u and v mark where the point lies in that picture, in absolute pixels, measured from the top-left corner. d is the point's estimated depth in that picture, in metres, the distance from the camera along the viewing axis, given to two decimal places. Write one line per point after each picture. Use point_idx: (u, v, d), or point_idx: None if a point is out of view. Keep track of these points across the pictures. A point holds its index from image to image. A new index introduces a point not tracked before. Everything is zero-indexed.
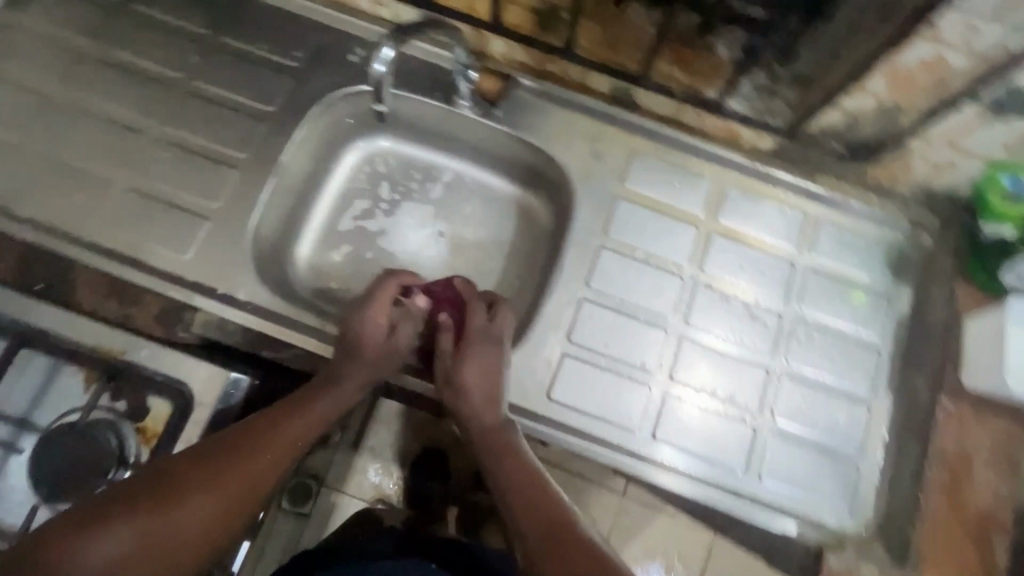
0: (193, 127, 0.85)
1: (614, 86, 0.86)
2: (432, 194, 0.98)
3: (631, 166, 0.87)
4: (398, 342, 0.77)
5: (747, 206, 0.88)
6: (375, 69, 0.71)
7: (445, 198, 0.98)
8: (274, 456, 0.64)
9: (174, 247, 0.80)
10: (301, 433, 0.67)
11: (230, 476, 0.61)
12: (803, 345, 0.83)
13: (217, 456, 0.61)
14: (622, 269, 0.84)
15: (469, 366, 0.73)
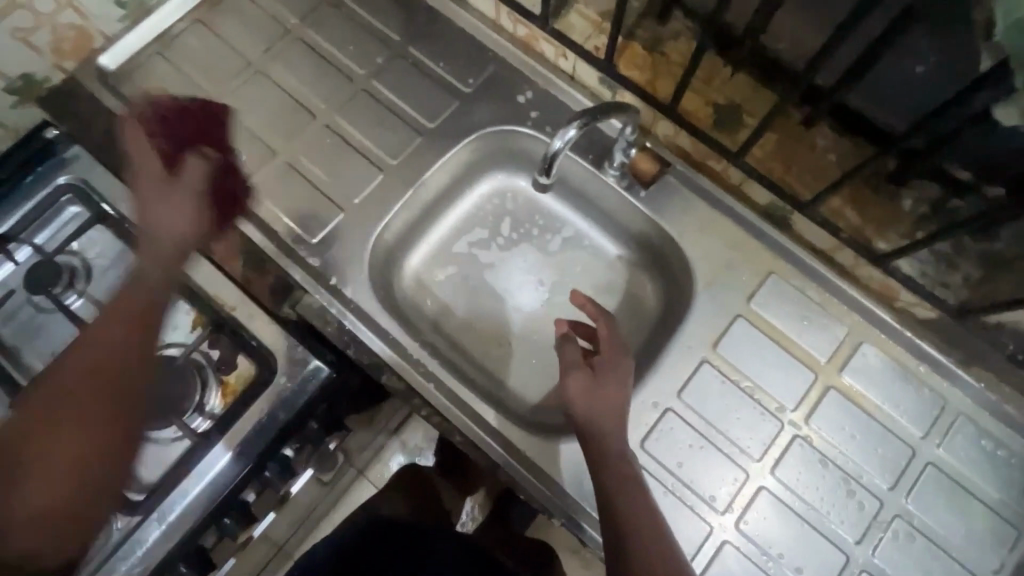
0: (358, 121, 0.90)
1: (771, 203, 0.81)
2: (549, 244, 0.98)
3: (760, 288, 0.82)
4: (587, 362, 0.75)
5: (878, 370, 0.79)
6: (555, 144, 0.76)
7: (560, 252, 0.97)
8: (78, 415, 0.55)
9: (307, 228, 0.85)
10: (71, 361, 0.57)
11: (35, 403, 0.56)
12: (898, 545, 0.73)
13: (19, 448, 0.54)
14: (720, 392, 0.78)
15: (603, 395, 0.71)
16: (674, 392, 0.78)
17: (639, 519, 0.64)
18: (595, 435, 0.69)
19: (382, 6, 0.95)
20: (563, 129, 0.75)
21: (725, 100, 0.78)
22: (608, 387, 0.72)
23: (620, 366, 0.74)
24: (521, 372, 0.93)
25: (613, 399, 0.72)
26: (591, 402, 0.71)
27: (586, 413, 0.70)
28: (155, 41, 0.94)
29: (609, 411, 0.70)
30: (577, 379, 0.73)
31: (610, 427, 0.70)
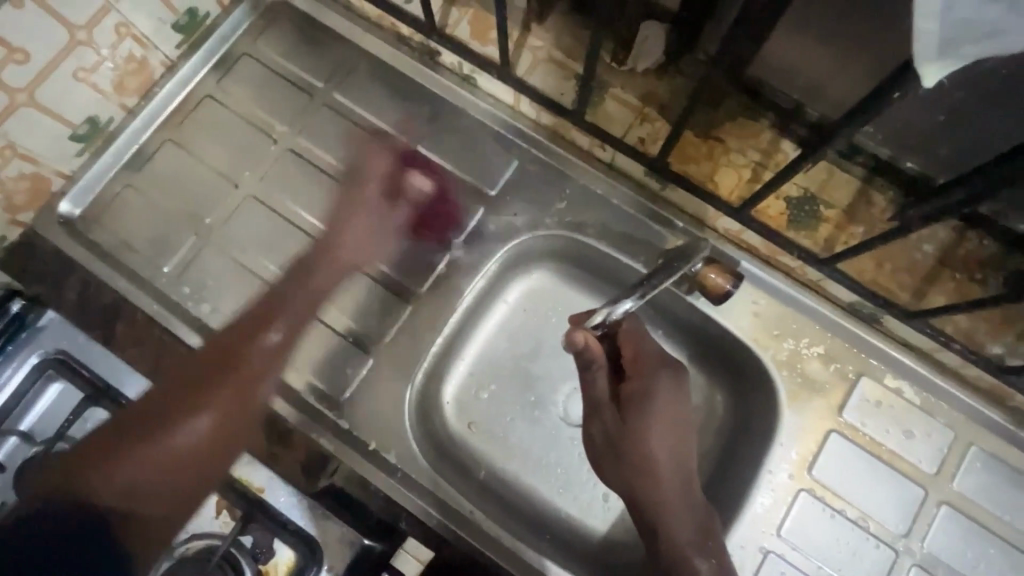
0: (373, 246, 0.79)
1: (856, 301, 0.71)
2: None
3: (850, 396, 0.73)
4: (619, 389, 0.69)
5: (992, 476, 0.71)
6: (622, 307, 0.68)
7: None
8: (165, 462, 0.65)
9: (333, 381, 0.75)
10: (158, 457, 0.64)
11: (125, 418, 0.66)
12: None
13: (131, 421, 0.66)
14: (821, 522, 0.70)
15: (645, 448, 0.64)
16: (774, 529, 0.70)
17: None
18: (650, 510, 0.63)
19: (383, 103, 0.83)
20: (614, 302, 0.68)
21: (800, 191, 0.69)
22: (642, 440, 0.65)
23: (660, 382, 0.68)
24: (584, 502, 0.82)
25: (656, 432, 0.65)
26: (626, 473, 0.65)
27: (629, 461, 0.65)
28: (123, 170, 0.80)
29: (646, 442, 0.64)
30: (606, 450, 0.67)
31: (668, 500, 0.63)
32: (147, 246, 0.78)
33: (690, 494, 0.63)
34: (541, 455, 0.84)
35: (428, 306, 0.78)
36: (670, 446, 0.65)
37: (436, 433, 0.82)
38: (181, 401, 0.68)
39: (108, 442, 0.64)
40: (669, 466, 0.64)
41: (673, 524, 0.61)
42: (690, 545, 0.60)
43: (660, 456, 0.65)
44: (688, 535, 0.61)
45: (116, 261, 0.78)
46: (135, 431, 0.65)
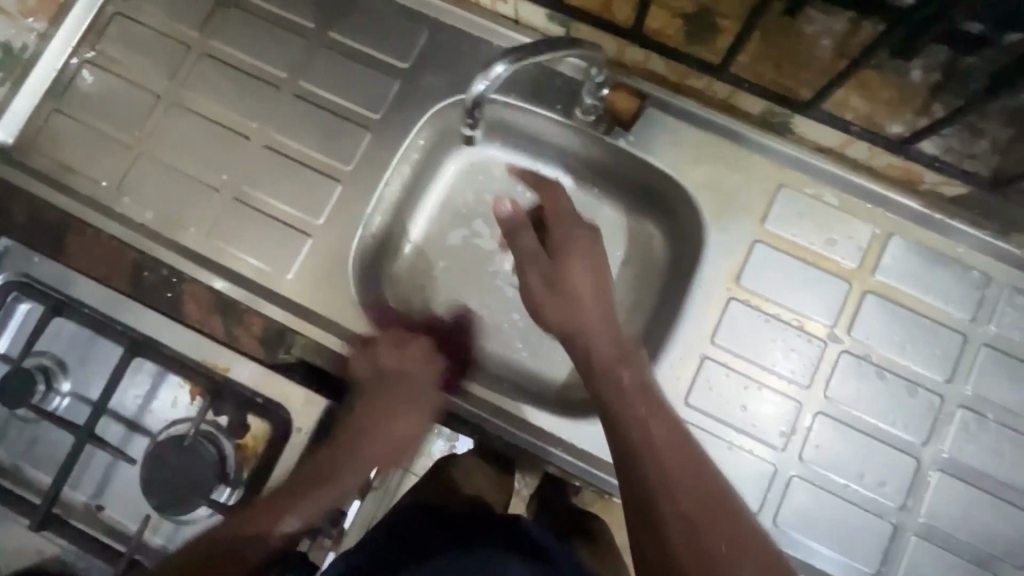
0: (297, 134, 0.80)
1: (768, 111, 0.73)
2: None
3: (773, 205, 0.76)
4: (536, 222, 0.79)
5: (912, 261, 0.74)
6: (477, 86, 0.65)
7: None
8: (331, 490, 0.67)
9: (278, 265, 0.78)
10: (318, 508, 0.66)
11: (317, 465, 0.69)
12: (965, 434, 0.71)
13: (336, 458, 0.69)
14: (752, 324, 0.74)
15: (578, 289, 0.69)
16: (707, 337, 0.74)
17: (653, 435, 0.57)
18: (561, 302, 0.69)
19: None
20: (487, 69, 0.64)
21: (693, 7, 0.65)
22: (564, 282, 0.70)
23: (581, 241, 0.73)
24: (543, 353, 0.87)
25: (562, 236, 0.74)
26: (538, 277, 0.72)
27: (562, 296, 0.70)
28: (48, 96, 0.82)
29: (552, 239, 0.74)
30: (529, 257, 0.74)
31: (574, 287, 0.70)
32: (83, 165, 0.81)
33: (598, 296, 0.69)
34: (497, 320, 0.88)
35: (356, 182, 0.79)
36: (585, 289, 0.69)
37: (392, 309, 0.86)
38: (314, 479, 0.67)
39: (303, 480, 0.67)
40: (570, 267, 0.71)
41: (582, 314, 0.68)
42: (594, 329, 0.66)
43: (571, 255, 0.72)
44: (593, 323, 0.67)
45: (58, 184, 0.80)
46: (370, 394, 0.74)
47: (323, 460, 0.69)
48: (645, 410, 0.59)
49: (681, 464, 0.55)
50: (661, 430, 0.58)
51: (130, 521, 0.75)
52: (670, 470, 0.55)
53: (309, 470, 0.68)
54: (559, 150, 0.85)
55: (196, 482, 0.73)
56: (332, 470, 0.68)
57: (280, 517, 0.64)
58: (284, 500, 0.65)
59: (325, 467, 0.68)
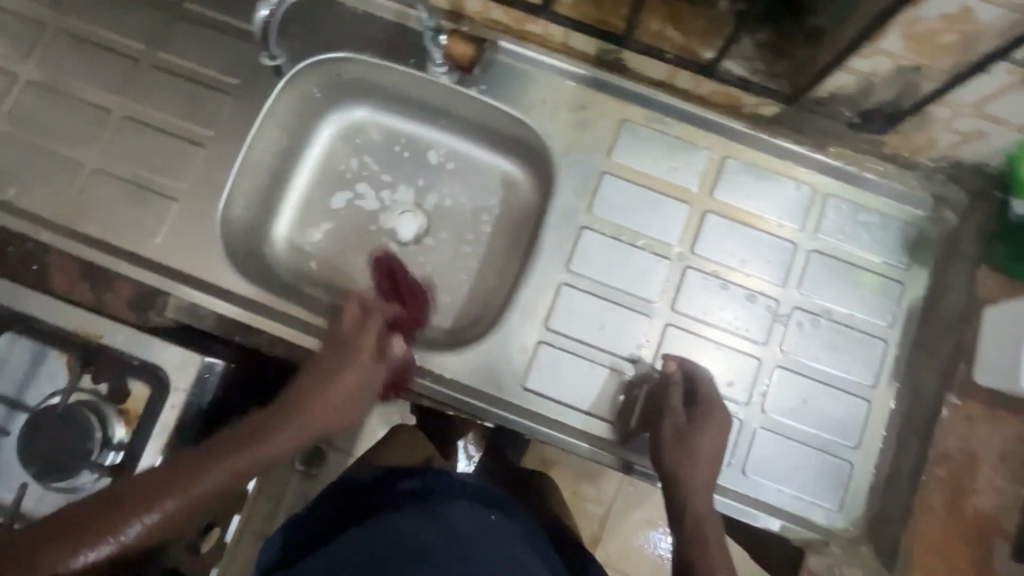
0: (158, 103, 0.81)
1: (600, 48, 0.77)
2: (428, 162, 0.94)
3: (618, 139, 0.81)
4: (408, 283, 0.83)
5: (746, 181, 0.80)
6: (260, 13, 0.66)
7: (440, 169, 0.94)
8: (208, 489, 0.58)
9: (145, 231, 0.79)
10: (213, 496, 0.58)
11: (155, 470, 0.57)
12: (801, 333, 0.77)
13: (176, 470, 0.57)
14: (604, 250, 0.79)
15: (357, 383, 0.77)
16: (563, 265, 0.79)
17: (689, 482, 0.64)
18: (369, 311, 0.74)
19: None
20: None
21: None
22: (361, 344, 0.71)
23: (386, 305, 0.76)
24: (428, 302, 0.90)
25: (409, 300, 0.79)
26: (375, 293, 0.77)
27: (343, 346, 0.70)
28: None
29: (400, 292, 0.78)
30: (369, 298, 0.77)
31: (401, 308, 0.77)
32: None
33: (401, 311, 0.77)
34: None
35: (218, 146, 0.81)
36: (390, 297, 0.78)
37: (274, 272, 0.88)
38: (165, 482, 0.56)
39: (155, 483, 0.56)
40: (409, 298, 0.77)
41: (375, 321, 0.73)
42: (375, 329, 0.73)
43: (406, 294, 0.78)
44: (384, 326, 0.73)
45: None
46: (324, 363, 0.69)
47: (175, 463, 0.57)
48: (701, 459, 0.65)
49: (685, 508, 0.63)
50: (689, 477, 0.64)
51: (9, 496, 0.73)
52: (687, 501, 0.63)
53: (173, 468, 0.57)
54: (431, 108, 0.91)
55: (78, 447, 0.74)
56: (237, 445, 0.61)
57: (105, 541, 0.53)
58: (123, 513, 0.54)
59: (234, 439, 0.61)
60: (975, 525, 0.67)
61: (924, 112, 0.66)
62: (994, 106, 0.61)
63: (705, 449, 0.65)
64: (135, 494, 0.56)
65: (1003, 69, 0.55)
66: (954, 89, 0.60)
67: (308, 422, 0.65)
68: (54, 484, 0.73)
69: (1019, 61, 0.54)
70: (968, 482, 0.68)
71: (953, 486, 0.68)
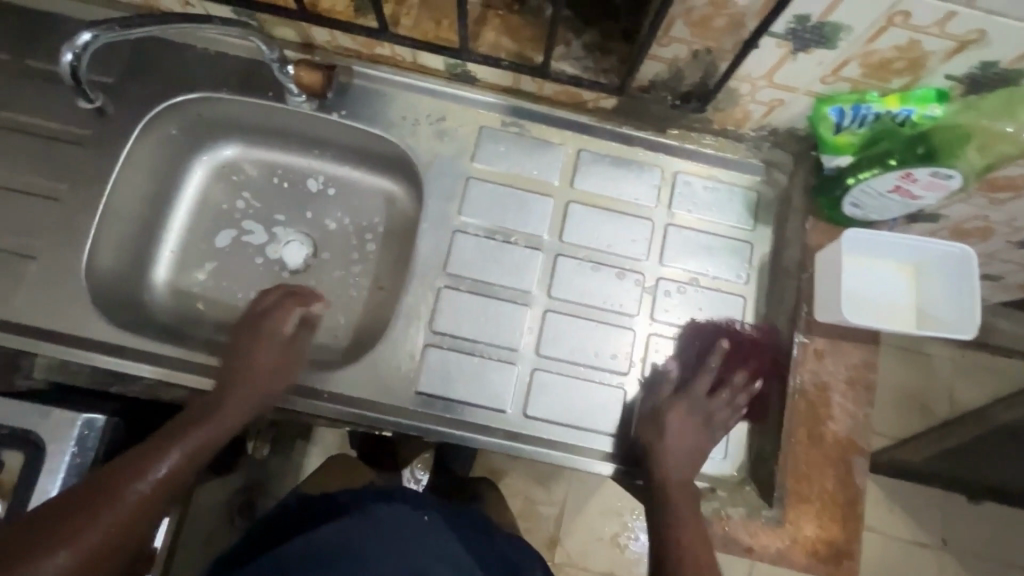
0: (7, 163, 0.80)
1: (446, 63, 0.82)
2: (308, 189, 0.96)
3: (478, 144, 0.86)
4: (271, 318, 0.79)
5: (601, 169, 0.87)
6: (64, 56, 0.69)
7: (321, 194, 0.96)
8: (99, 537, 0.58)
9: (1, 294, 0.76)
10: (101, 543, 0.58)
11: (48, 513, 0.58)
12: (669, 301, 0.83)
13: (63, 517, 0.57)
14: (479, 250, 0.83)
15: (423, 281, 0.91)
16: (440, 270, 0.82)
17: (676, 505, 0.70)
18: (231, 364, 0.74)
19: None
20: (75, 40, 0.69)
21: None
22: (259, 366, 0.75)
23: (282, 311, 0.79)
24: (324, 326, 0.92)
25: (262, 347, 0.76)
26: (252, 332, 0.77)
27: (241, 359, 0.75)
28: None
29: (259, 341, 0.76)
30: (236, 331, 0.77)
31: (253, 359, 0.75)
32: None
33: (283, 364, 0.76)
34: None
35: (75, 198, 0.79)
36: (273, 344, 0.77)
37: (156, 316, 0.86)
38: (49, 530, 0.56)
39: (30, 534, 0.56)
40: (270, 351, 0.76)
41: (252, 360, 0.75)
42: (261, 375, 0.74)
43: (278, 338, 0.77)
44: (264, 362, 0.75)
45: None
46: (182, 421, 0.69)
47: (46, 514, 0.57)
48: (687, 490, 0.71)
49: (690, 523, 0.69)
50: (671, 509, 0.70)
51: None
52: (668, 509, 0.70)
53: (60, 513, 0.57)
54: (300, 137, 0.92)
55: None
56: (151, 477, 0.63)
57: None
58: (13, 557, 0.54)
59: (88, 496, 0.59)
60: (835, 448, 0.74)
61: (730, 88, 0.74)
62: (779, 77, 0.69)
63: (675, 472, 0.72)
64: (36, 537, 0.56)
65: (770, 42, 0.63)
66: (741, 64, 0.67)
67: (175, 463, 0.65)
68: None
69: (780, 34, 0.62)
70: (822, 410, 0.75)
71: (809, 415, 0.75)
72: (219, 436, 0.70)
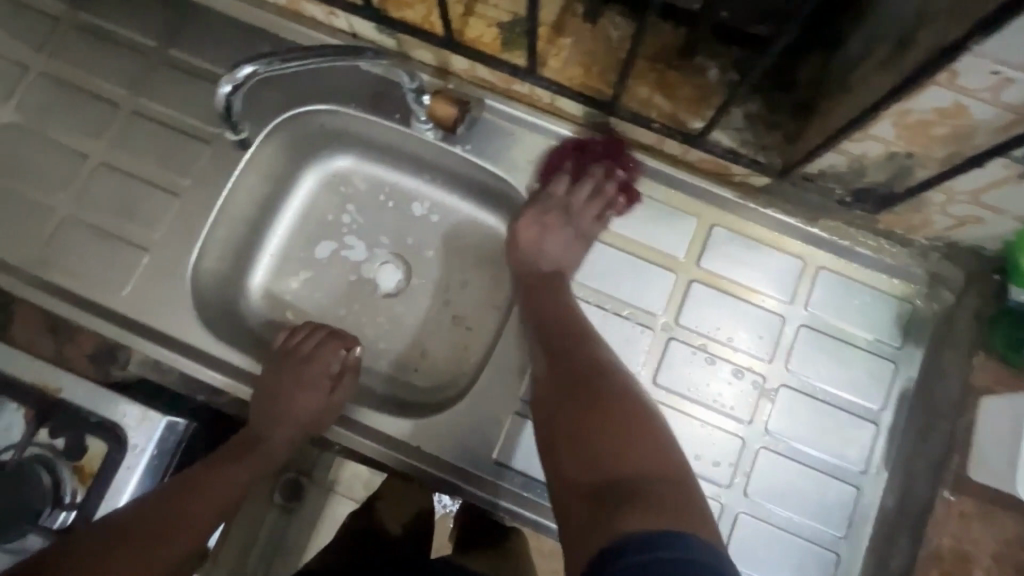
0: (137, 149, 0.80)
1: (587, 112, 0.76)
2: (412, 211, 0.92)
3: (603, 202, 0.79)
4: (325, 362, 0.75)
5: (734, 250, 0.77)
6: (221, 90, 0.67)
7: (424, 219, 0.92)
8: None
9: (110, 282, 0.76)
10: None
11: (90, 540, 0.59)
12: (787, 412, 0.73)
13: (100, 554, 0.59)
14: (586, 318, 0.76)
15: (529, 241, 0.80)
16: None
17: (577, 403, 0.64)
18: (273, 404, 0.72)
19: (128, 13, 0.83)
20: (235, 72, 0.65)
21: (507, 15, 0.73)
22: (290, 411, 0.72)
23: (321, 352, 0.74)
24: (406, 360, 0.88)
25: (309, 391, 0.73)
26: (297, 372, 0.73)
27: (279, 399, 0.72)
28: None
29: (307, 383, 0.72)
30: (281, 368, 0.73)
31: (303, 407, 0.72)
32: None
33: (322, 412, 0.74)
34: (357, 325, 0.90)
35: (193, 196, 0.79)
36: (318, 389, 0.73)
37: (247, 321, 0.85)
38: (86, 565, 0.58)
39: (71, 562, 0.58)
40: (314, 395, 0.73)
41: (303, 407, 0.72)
42: (305, 419, 0.72)
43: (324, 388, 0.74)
44: (312, 410, 0.73)
45: None
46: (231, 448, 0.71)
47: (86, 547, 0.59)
48: (574, 410, 0.63)
49: (586, 411, 0.62)
50: (568, 419, 0.63)
51: None
52: (582, 417, 0.62)
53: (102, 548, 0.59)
54: (415, 160, 0.89)
55: (26, 505, 0.71)
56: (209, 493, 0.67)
57: None
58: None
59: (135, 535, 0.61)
60: None
61: (920, 197, 0.63)
62: (989, 197, 0.58)
63: (564, 372, 0.67)
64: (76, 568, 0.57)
65: (999, 163, 0.53)
66: (949, 178, 0.57)
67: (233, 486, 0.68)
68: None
69: (1016, 158, 0.51)
70: None
71: None
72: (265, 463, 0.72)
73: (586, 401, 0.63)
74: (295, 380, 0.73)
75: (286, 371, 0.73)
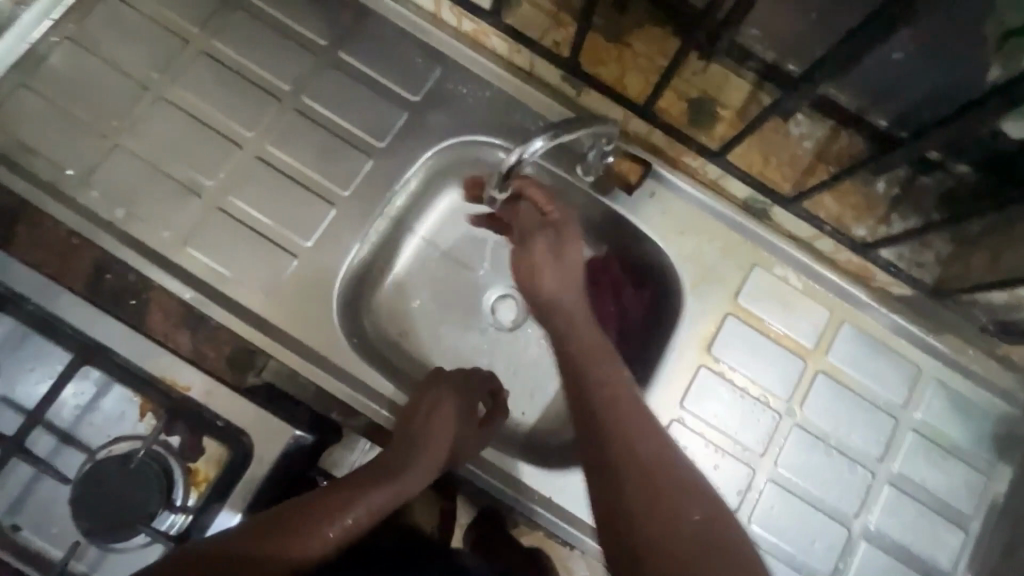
0: (293, 149, 0.78)
1: (751, 196, 0.79)
2: None
3: (745, 282, 0.81)
4: (480, 395, 0.77)
5: (861, 349, 0.82)
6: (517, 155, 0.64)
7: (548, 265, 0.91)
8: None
9: (257, 282, 0.75)
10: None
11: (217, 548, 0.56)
12: (891, 510, 0.78)
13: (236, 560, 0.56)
14: (718, 393, 0.79)
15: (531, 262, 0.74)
16: (676, 401, 0.79)
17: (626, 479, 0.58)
18: (421, 432, 0.72)
19: (302, 8, 0.81)
20: (527, 142, 0.64)
21: (698, 94, 0.74)
22: (435, 442, 0.71)
23: (476, 388, 0.77)
24: (515, 400, 0.88)
25: (461, 423, 0.74)
26: (447, 402, 0.74)
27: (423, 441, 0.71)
28: (16, 71, 0.76)
29: (458, 414, 0.74)
30: (427, 394, 0.75)
31: (452, 441, 0.73)
32: (45, 148, 0.74)
33: (466, 446, 0.75)
34: (469, 357, 0.88)
35: (350, 209, 0.78)
36: (468, 422, 0.75)
37: (367, 338, 0.84)
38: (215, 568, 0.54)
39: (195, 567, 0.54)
40: (466, 424, 0.74)
41: (453, 437, 0.73)
42: (454, 450, 0.73)
43: (475, 420, 0.75)
44: (461, 444, 0.74)
45: (14, 164, 0.73)
46: (369, 474, 0.68)
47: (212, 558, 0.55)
48: (636, 499, 0.57)
49: (642, 485, 0.58)
50: (619, 528, 0.56)
51: (51, 544, 0.68)
52: (647, 496, 0.57)
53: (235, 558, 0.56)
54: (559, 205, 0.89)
55: (138, 503, 0.67)
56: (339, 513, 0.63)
57: None
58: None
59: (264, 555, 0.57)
60: None
61: None
62: None
63: (621, 474, 0.59)
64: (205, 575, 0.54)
65: None
66: None
67: (349, 528, 0.63)
68: (107, 542, 0.66)
69: None
70: None
71: None
72: (395, 499, 0.67)
73: (641, 467, 0.59)
74: (446, 409, 0.73)
75: (437, 397, 0.74)
